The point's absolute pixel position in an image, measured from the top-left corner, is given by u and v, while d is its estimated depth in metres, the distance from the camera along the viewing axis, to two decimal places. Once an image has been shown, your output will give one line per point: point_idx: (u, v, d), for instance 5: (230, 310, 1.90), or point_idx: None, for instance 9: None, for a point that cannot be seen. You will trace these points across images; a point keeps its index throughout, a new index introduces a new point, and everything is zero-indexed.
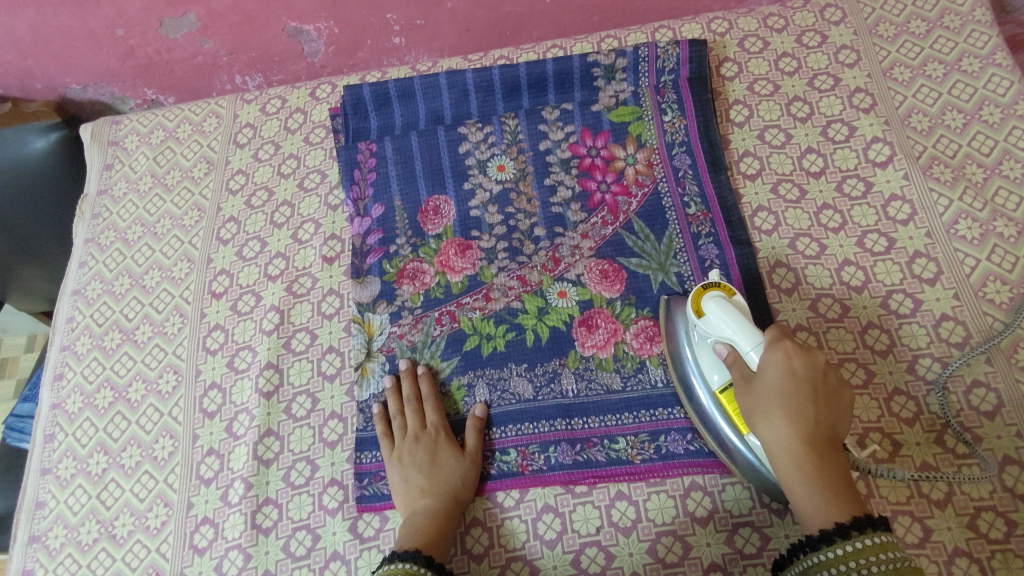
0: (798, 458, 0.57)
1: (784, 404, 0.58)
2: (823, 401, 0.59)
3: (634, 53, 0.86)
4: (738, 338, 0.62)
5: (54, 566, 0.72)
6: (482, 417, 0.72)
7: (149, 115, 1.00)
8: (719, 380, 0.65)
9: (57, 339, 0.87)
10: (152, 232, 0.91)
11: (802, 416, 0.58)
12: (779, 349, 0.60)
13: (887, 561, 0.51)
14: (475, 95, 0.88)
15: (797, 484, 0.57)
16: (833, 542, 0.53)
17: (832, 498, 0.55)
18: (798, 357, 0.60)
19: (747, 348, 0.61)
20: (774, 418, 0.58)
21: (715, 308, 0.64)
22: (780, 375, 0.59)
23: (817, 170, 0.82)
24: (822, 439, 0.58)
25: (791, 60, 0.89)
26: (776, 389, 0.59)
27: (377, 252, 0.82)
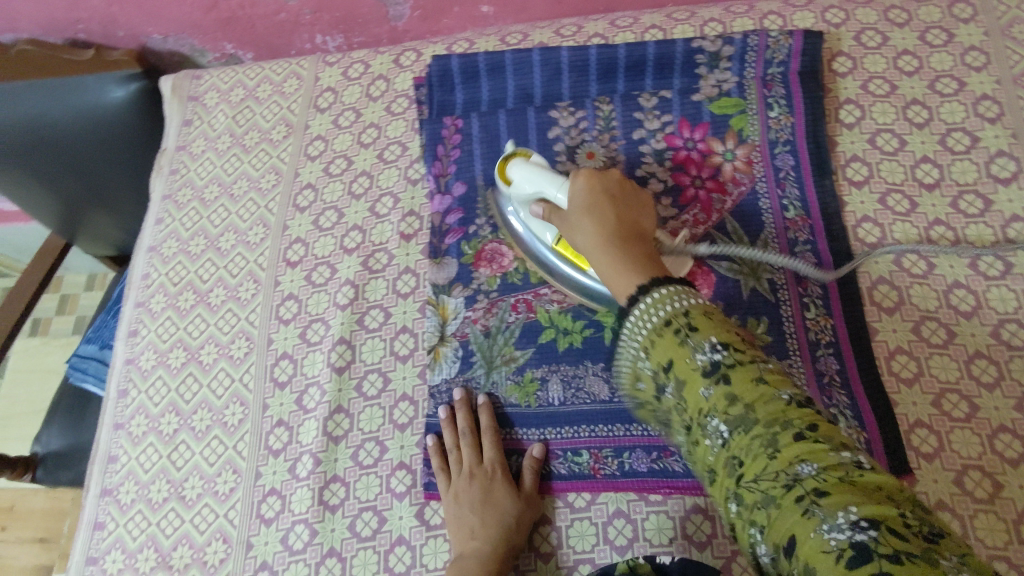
0: (609, 249, 0.60)
1: (586, 202, 0.64)
2: (621, 203, 0.64)
3: (743, 42, 0.80)
4: (544, 187, 0.69)
5: (124, 521, 0.74)
6: (538, 458, 0.69)
7: (231, 71, 0.98)
8: (551, 235, 0.72)
9: (132, 295, 0.87)
10: (229, 193, 0.90)
11: (608, 221, 0.62)
12: (579, 178, 0.66)
13: (681, 299, 0.51)
14: (568, 74, 0.83)
15: (604, 263, 0.60)
16: (637, 300, 0.53)
17: (642, 270, 0.56)
18: (591, 177, 0.65)
19: (552, 190, 0.68)
20: (587, 222, 0.63)
21: (521, 168, 0.71)
22: (582, 196, 0.65)
23: (931, 182, 0.76)
24: (628, 233, 0.61)
25: (912, 59, 0.82)
26: (579, 205, 0.64)
27: (456, 232, 0.80)
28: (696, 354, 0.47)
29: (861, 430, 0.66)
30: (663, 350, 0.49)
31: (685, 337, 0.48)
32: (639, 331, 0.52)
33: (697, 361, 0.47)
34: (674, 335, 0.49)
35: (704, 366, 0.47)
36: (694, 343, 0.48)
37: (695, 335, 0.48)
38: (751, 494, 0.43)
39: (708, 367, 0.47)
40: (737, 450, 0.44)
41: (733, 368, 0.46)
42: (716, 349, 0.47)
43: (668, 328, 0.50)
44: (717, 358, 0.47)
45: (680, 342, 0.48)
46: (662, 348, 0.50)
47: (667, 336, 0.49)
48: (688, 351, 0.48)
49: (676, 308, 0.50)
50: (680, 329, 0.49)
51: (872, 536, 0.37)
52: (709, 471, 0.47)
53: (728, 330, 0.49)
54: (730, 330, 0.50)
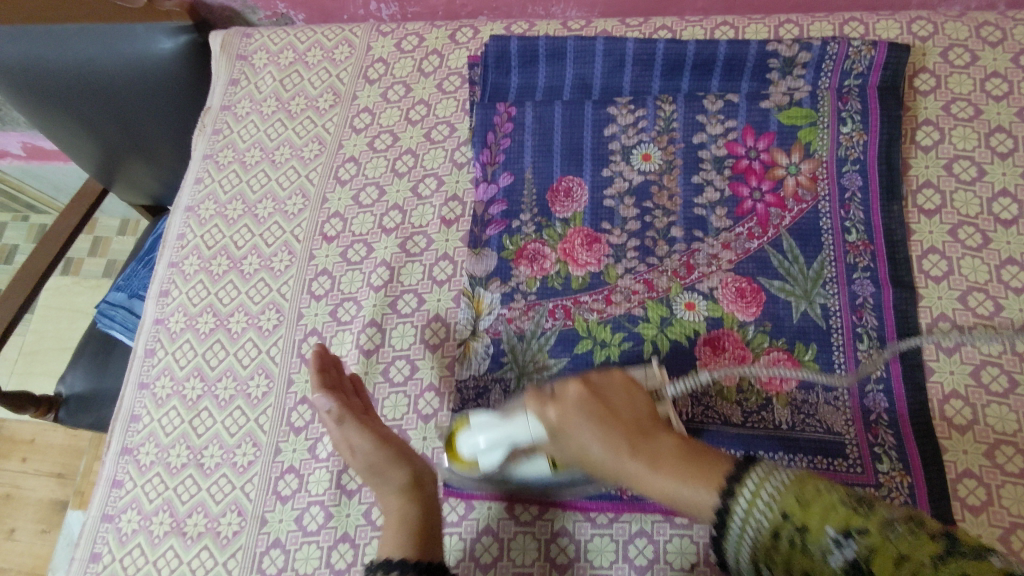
0: (642, 465, 0.51)
1: (584, 412, 0.55)
2: (610, 405, 0.56)
3: (821, 48, 0.75)
4: (510, 432, 0.59)
5: (142, 482, 0.74)
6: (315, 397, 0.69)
7: (281, 32, 0.96)
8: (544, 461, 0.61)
9: (165, 254, 0.86)
10: (271, 158, 0.88)
11: (621, 432, 0.53)
12: (549, 406, 0.56)
13: (767, 489, 0.45)
14: (631, 68, 0.79)
15: (651, 479, 0.51)
16: (723, 518, 0.47)
17: (705, 472, 0.49)
18: (563, 398, 0.56)
19: (523, 425, 0.58)
20: (590, 436, 0.54)
21: (476, 426, 0.61)
22: (569, 411, 0.55)
23: (1009, 218, 0.71)
24: (647, 427, 0.54)
25: (1002, 82, 0.77)
26: (580, 457, 0.55)
27: (499, 224, 0.77)
28: (828, 557, 0.42)
29: (904, 473, 0.63)
30: (796, 562, 0.44)
31: (803, 542, 0.43)
32: (752, 547, 0.46)
33: (832, 566, 0.42)
34: (792, 543, 0.43)
35: (842, 568, 0.41)
36: (817, 546, 0.43)
37: (812, 535, 0.43)
38: None
39: (847, 568, 0.41)
40: None
41: (870, 558, 0.40)
42: (840, 543, 0.42)
43: (776, 535, 0.44)
44: (848, 552, 0.41)
45: (802, 550, 0.43)
46: (788, 557, 0.44)
47: (789, 547, 0.44)
48: (820, 559, 0.42)
49: (769, 503, 0.44)
50: (792, 534, 0.43)
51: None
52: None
53: (834, 498, 0.43)
54: (828, 492, 0.44)
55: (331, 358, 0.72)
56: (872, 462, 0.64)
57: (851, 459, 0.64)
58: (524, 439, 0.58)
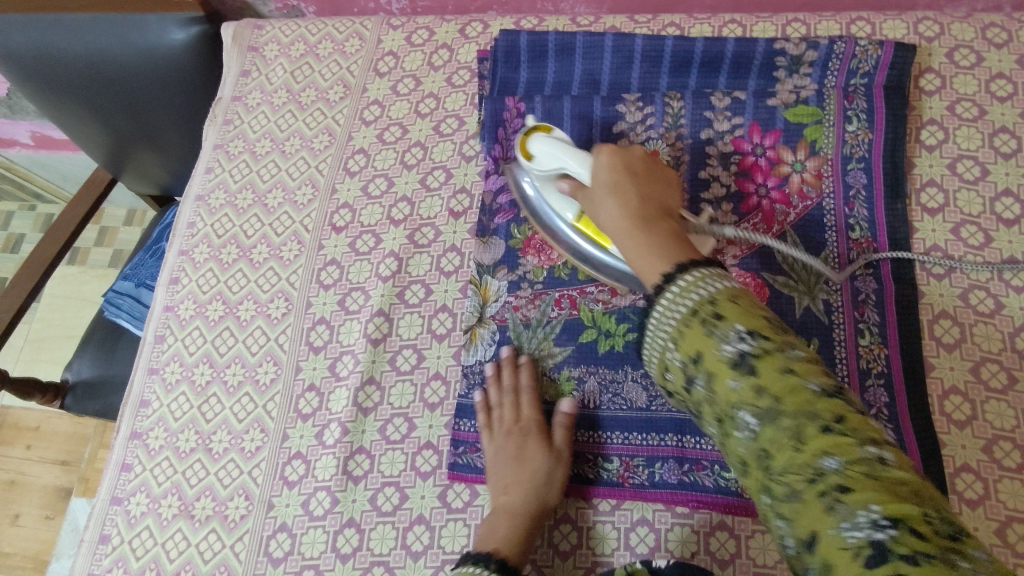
0: (633, 229, 0.58)
1: (614, 179, 0.63)
2: (647, 180, 0.64)
3: (828, 47, 0.76)
4: (564, 160, 0.68)
5: (151, 466, 0.75)
6: (569, 414, 0.69)
7: (293, 25, 0.97)
8: (572, 212, 0.70)
9: (176, 242, 0.87)
10: (281, 149, 0.89)
11: (636, 202, 0.61)
12: (604, 152, 0.65)
13: (709, 284, 0.49)
14: (639, 64, 0.80)
15: (629, 241, 0.58)
16: (665, 286, 0.51)
17: (670, 249, 0.54)
18: (612, 157, 0.65)
19: (576, 164, 0.67)
20: (608, 202, 0.62)
21: (543, 146, 0.70)
22: (608, 171, 0.64)
23: (1011, 217, 0.72)
24: (657, 210, 0.60)
25: (1006, 83, 0.77)
26: (604, 180, 0.64)
27: (506, 215, 0.78)
28: (722, 346, 0.45)
29: None
30: (693, 342, 0.47)
31: (712, 327, 0.46)
32: (670, 319, 0.49)
33: (723, 355, 0.45)
34: (704, 326, 0.46)
35: (730, 359, 0.44)
36: (721, 334, 0.45)
37: (722, 325, 0.46)
38: (779, 486, 0.41)
39: (737, 360, 0.44)
40: (765, 447, 0.42)
41: (760, 362, 0.43)
42: (741, 338, 0.44)
43: (696, 319, 0.47)
44: (745, 348, 0.44)
45: (707, 333, 0.46)
46: (690, 339, 0.47)
47: (698, 331, 0.47)
48: (715, 345, 0.45)
49: (707, 294, 0.48)
50: (708, 319, 0.47)
51: (894, 535, 0.35)
52: (739, 463, 0.44)
53: (758, 314, 0.46)
54: (760, 311, 0.47)
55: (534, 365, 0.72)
56: None
57: None
58: (575, 171, 0.67)
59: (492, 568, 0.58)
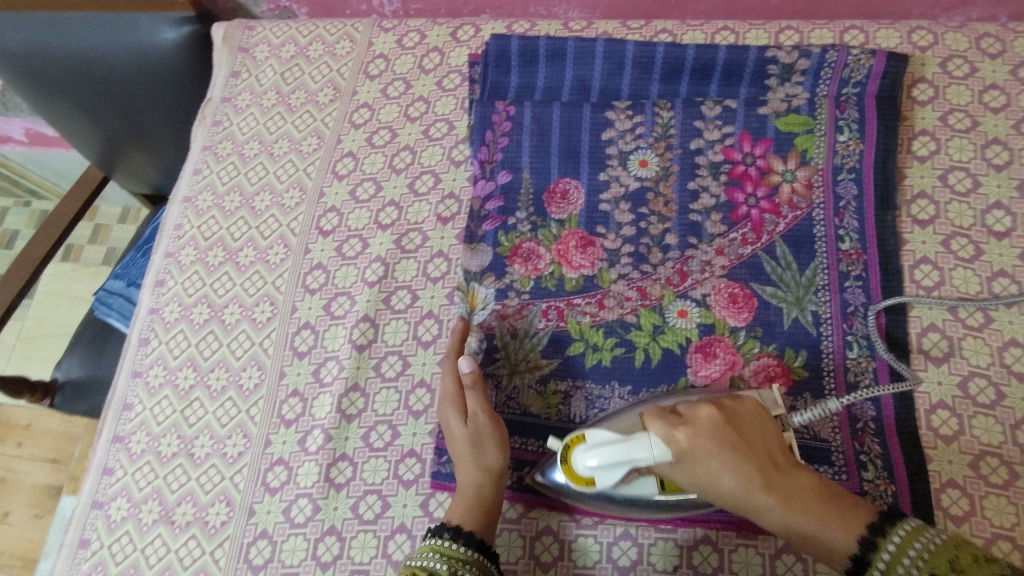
0: (782, 507, 0.53)
1: (719, 444, 0.54)
2: (747, 436, 0.55)
3: (821, 56, 0.75)
4: (630, 453, 0.55)
5: (133, 470, 0.74)
6: (474, 375, 0.65)
7: (284, 26, 0.96)
8: (654, 483, 0.60)
9: (162, 244, 0.86)
10: (269, 151, 0.89)
11: (758, 469, 0.53)
12: (678, 438, 0.55)
13: (916, 546, 0.47)
14: (630, 70, 0.79)
15: (784, 518, 0.53)
16: (868, 569, 0.49)
17: (840, 518, 0.52)
18: (697, 436, 0.55)
19: (644, 453, 0.55)
20: (721, 470, 0.54)
21: (590, 449, 0.57)
22: (707, 446, 0.54)
23: (1002, 230, 0.71)
24: (772, 457, 0.55)
25: (999, 94, 0.77)
26: (710, 454, 0.54)
27: (495, 221, 0.78)
28: None
29: (889, 482, 0.63)
30: None
31: None
32: None
33: None
34: None
35: None
36: None
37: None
38: None
39: None
40: None
41: None
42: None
43: None
44: None
45: None
46: None
47: None
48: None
49: (920, 561, 0.46)
50: None
51: None
52: None
53: (980, 558, 0.44)
54: (972, 550, 0.45)
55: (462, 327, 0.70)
56: (856, 469, 0.64)
57: (836, 466, 0.64)
58: (647, 467, 0.55)
59: (444, 539, 0.59)
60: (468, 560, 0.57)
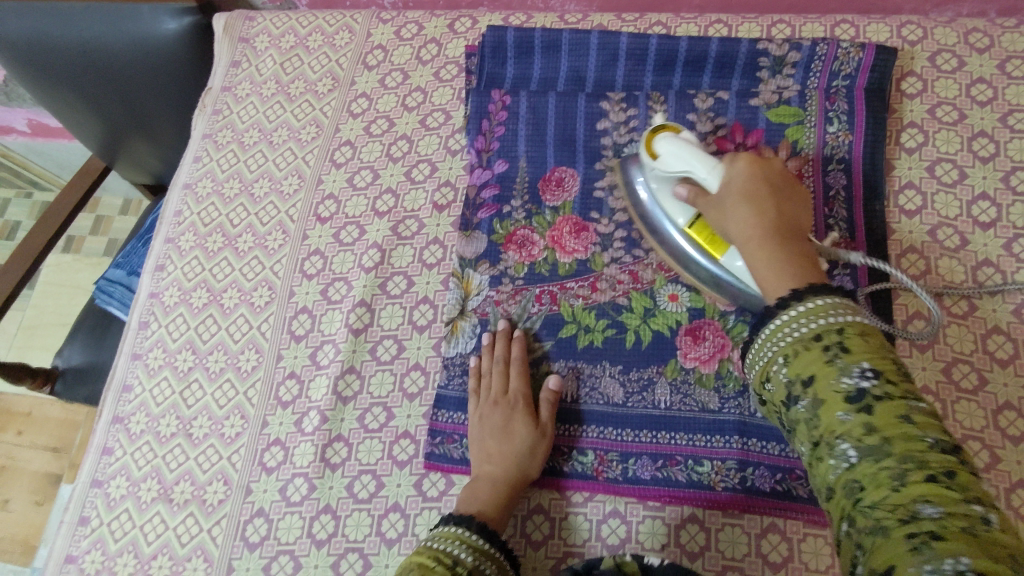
0: (766, 246, 0.57)
1: (751, 190, 0.61)
2: (782, 198, 0.61)
3: (811, 49, 0.77)
4: (695, 160, 0.65)
5: (132, 450, 0.76)
6: (555, 392, 0.70)
7: (284, 17, 0.98)
8: (685, 217, 0.68)
9: (162, 229, 0.88)
10: (269, 140, 0.90)
11: (771, 219, 0.58)
12: (739, 164, 0.63)
13: (836, 317, 0.49)
14: (624, 62, 0.81)
15: (760, 263, 0.57)
16: (788, 302, 0.52)
17: (797, 269, 0.55)
18: (749, 171, 0.62)
19: (705, 168, 0.64)
20: (740, 213, 0.60)
21: (671, 143, 0.67)
22: (745, 178, 0.62)
23: (987, 221, 0.73)
24: (788, 227, 0.59)
25: (987, 88, 0.78)
26: (739, 189, 0.61)
27: (490, 208, 0.79)
28: (842, 379, 0.46)
29: None
30: (809, 365, 0.48)
31: (836, 357, 0.47)
32: (788, 339, 0.50)
33: (841, 386, 0.45)
34: (823, 354, 0.48)
35: (848, 392, 0.45)
36: (841, 366, 0.46)
37: (844, 357, 0.46)
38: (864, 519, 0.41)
39: (852, 393, 0.45)
40: (862, 479, 0.42)
41: (878, 401, 0.44)
42: (865, 375, 0.45)
43: (818, 343, 0.48)
44: (865, 385, 0.45)
45: (828, 361, 0.47)
46: (806, 361, 0.48)
47: (816, 354, 0.48)
48: (834, 374, 0.46)
49: (826, 323, 0.49)
50: (832, 348, 0.47)
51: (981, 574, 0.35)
52: (824, 487, 0.45)
53: (889, 361, 0.46)
54: (887, 354, 0.47)
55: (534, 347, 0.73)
56: None
57: None
58: (699, 176, 0.65)
59: (469, 529, 0.60)
60: (488, 555, 0.59)
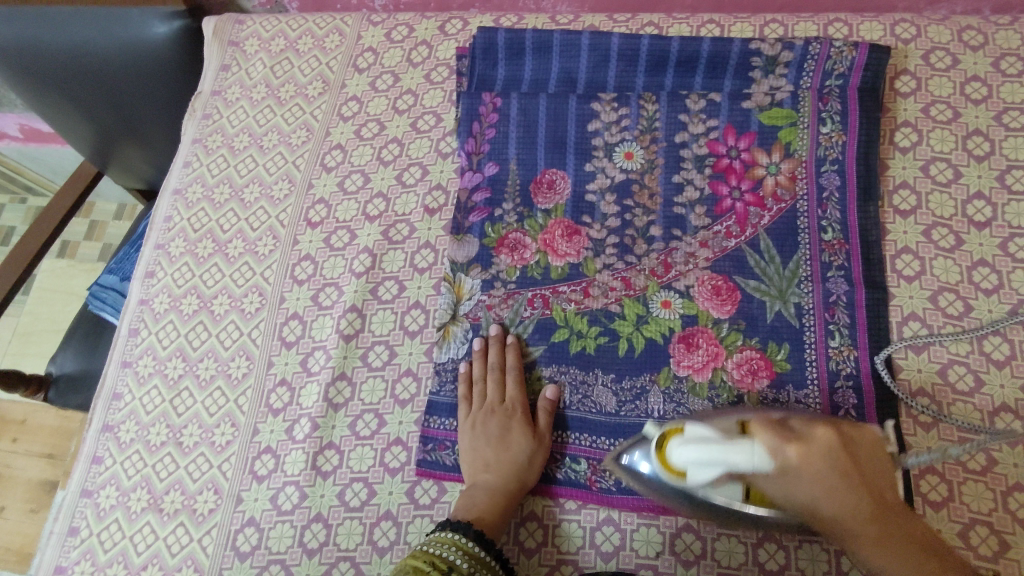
0: (882, 540, 0.50)
1: (831, 473, 0.50)
2: (859, 470, 0.51)
3: (803, 48, 0.76)
4: (728, 457, 0.50)
5: (122, 459, 0.75)
6: (553, 401, 0.70)
7: (274, 20, 0.97)
8: (736, 488, 0.54)
9: (152, 235, 0.87)
10: (259, 144, 0.89)
11: (859, 507, 0.50)
12: (802, 477, 0.50)
13: None
14: (615, 63, 0.80)
15: (885, 574, 0.50)
16: None
17: (921, 564, 0.49)
18: (826, 472, 0.50)
19: (743, 452, 0.50)
20: (828, 497, 0.50)
21: (687, 449, 0.52)
22: (828, 501, 0.50)
23: (983, 220, 0.72)
24: (875, 497, 0.51)
25: (981, 86, 0.77)
26: (824, 495, 0.50)
27: (481, 212, 0.78)
28: None
29: None
30: None
31: None
32: None
33: None
34: None
35: None
36: None
37: None
38: None
39: None
40: None
41: None
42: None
43: None
44: None
45: None
46: None
47: None
48: None
49: None
50: None
51: None
52: None
53: None
54: None
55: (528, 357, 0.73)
56: None
57: None
58: (744, 469, 0.50)
59: (467, 536, 0.59)
60: (485, 563, 0.58)
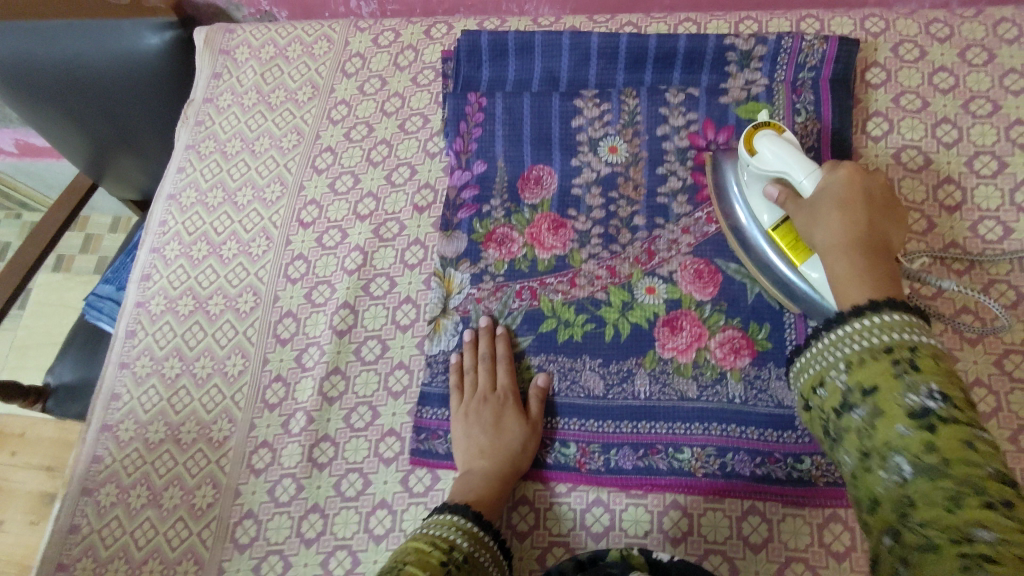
0: (851, 271, 0.58)
1: (840, 202, 0.62)
2: (880, 209, 0.63)
3: (776, 43, 0.79)
4: (791, 167, 0.66)
5: (121, 457, 0.76)
6: (544, 388, 0.72)
7: (264, 28, 0.99)
8: (771, 217, 0.68)
9: (147, 239, 0.89)
10: (251, 148, 0.91)
11: (859, 222, 0.61)
12: (838, 172, 0.64)
13: (887, 332, 0.51)
14: (596, 61, 0.83)
15: (841, 272, 0.58)
16: (845, 320, 0.53)
17: (879, 278, 0.56)
18: (851, 181, 0.63)
19: (799, 174, 0.66)
20: (829, 221, 0.62)
21: (771, 143, 0.68)
22: (841, 189, 0.63)
23: (953, 204, 0.74)
24: (877, 243, 0.60)
25: (948, 76, 0.80)
26: (833, 197, 0.62)
27: (470, 208, 0.80)
28: (908, 395, 0.47)
29: None
30: (877, 377, 0.49)
31: (906, 373, 0.48)
32: (846, 348, 0.52)
33: (905, 400, 0.47)
34: (889, 363, 0.49)
35: (913, 408, 0.46)
36: (909, 382, 0.47)
37: (913, 374, 0.48)
38: (913, 535, 0.43)
39: (917, 411, 0.46)
40: (913, 497, 0.44)
41: (942, 424, 0.45)
42: (932, 397, 0.46)
43: (874, 357, 0.50)
44: (931, 405, 0.46)
45: (896, 374, 0.48)
46: (871, 371, 0.49)
47: (880, 364, 0.49)
48: (900, 391, 0.47)
49: (876, 339, 0.51)
50: (901, 365, 0.48)
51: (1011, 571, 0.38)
52: (869, 498, 0.47)
53: (953, 384, 0.47)
54: (958, 389, 0.47)
55: (516, 345, 0.74)
56: None
57: (800, 430, 0.66)
58: (795, 180, 0.66)
59: (466, 518, 0.60)
60: (485, 544, 0.60)
